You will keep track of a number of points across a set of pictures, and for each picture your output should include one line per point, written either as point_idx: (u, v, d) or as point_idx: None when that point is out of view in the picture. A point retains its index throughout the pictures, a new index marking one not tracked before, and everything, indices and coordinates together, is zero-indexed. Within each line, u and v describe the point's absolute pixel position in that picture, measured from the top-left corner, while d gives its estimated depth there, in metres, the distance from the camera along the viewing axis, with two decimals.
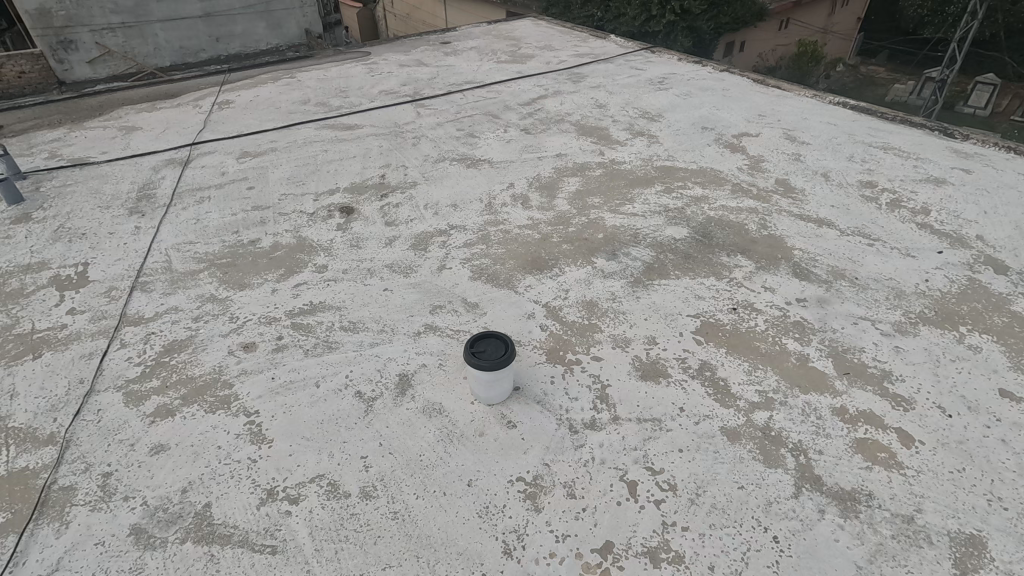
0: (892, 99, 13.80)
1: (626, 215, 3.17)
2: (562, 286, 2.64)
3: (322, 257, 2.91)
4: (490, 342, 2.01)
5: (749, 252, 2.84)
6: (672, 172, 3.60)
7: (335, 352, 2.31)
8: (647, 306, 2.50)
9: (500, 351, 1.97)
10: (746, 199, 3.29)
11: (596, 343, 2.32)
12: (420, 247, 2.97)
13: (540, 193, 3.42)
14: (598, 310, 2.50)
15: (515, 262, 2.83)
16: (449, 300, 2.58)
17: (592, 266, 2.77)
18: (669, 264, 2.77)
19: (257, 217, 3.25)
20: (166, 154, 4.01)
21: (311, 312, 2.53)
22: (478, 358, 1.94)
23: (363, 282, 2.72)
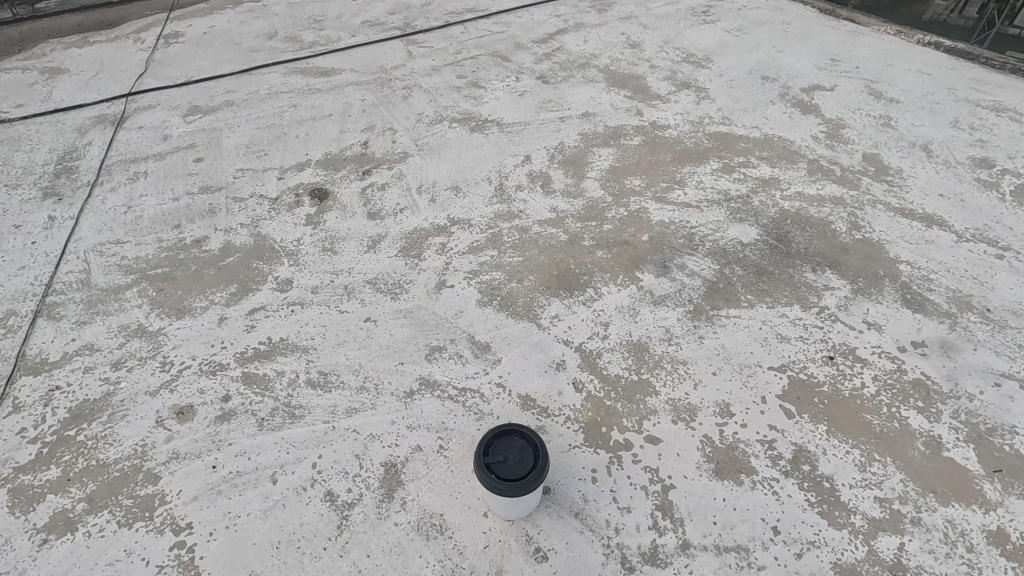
0: None
1: (675, 206, 2.48)
2: (599, 318, 2.01)
3: (286, 267, 2.25)
4: (511, 442, 1.41)
5: (841, 266, 2.18)
6: (729, 141, 2.85)
7: (299, 426, 1.72)
8: (714, 354, 1.89)
9: (528, 460, 1.37)
10: (827, 182, 2.58)
11: (650, 413, 1.72)
12: (413, 252, 2.30)
13: (563, 170, 2.70)
14: (649, 358, 1.88)
15: (536, 278, 2.18)
16: (451, 339, 1.96)
17: (636, 285, 2.13)
18: (736, 285, 2.13)
19: (204, 205, 2.56)
20: (95, 109, 3.22)
21: (269, 356, 1.92)
22: (494, 474, 1.35)
23: (338, 307, 2.08)
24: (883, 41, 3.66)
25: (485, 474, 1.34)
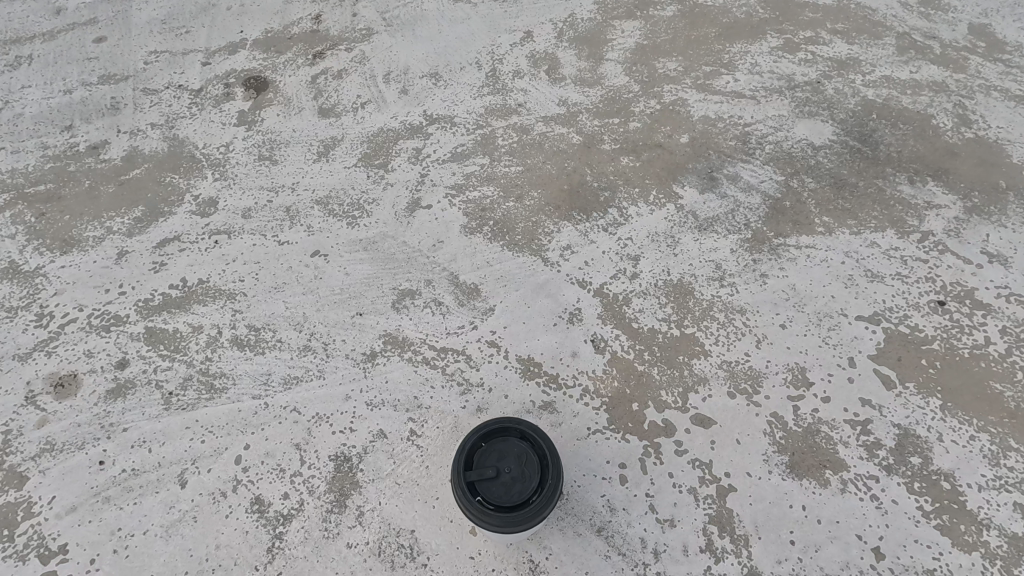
0: None
1: (722, 97, 1.88)
2: (625, 251, 1.51)
3: (209, 181, 1.70)
4: (508, 449, 1.01)
5: (948, 175, 1.63)
6: (791, 9, 2.18)
7: (220, 403, 1.27)
8: (780, 300, 1.40)
9: (532, 477, 0.98)
10: (924, 61, 1.95)
11: (697, 384, 1.27)
12: (377, 161, 1.74)
13: (575, 50, 2.06)
14: (693, 305, 1.40)
15: (541, 195, 1.64)
16: (427, 281, 1.47)
17: (674, 205, 1.60)
18: (809, 203, 1.59)
19: (104, 98, 1.95)
20: None
21: (183, 305, 1.43)
22: (481, 498, 0.97)
23: (277, 237, 1.56)
24: None
25: (468, 499, 0.97)
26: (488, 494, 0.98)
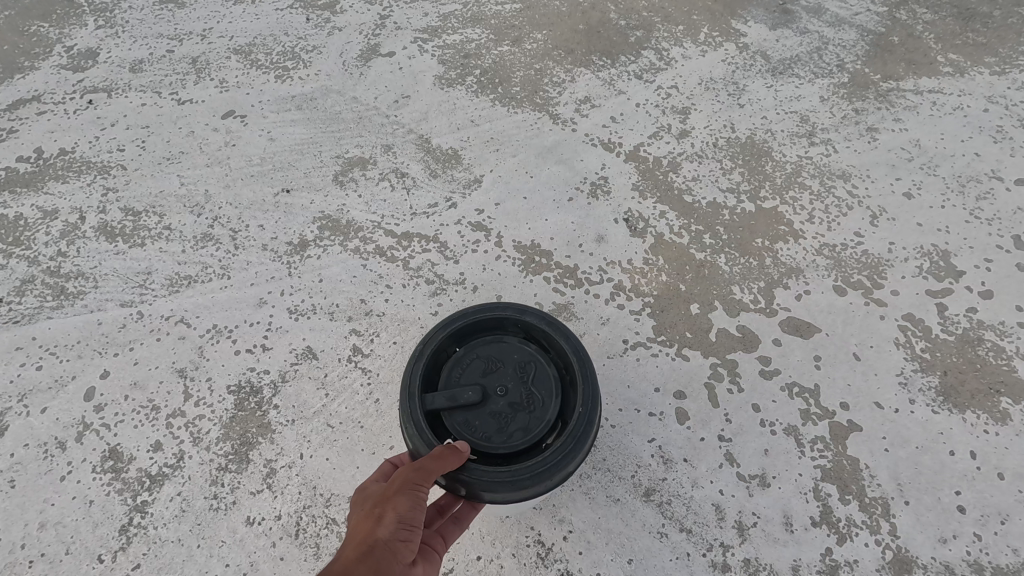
0: None
1: None
2: (667, 103, 1.05)
3: (89, 29, 1.24)
4: (502, 359, 0.64)
5: None
6: None
7: (71, 314, 0.85)
8: (899, 160, 0.96)
9: (543, 402, 0.61)
10: None
11: (787, 278, 0.84)
12: (320, 0, 1.27)
13: None
14: (772, 170, 0.95)
15: (546, 37, 1.18)
16: (386, 147, 1.03)
17: (734, 45, 1.14)
18: (926, 38, 1.13)
19: None
20: None
21: (33, 183, 0.99)
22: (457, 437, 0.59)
23: (175, 95, 1.11)
24: None
25: (434, 439, 0.58)
26: (470, 431, 0.60)
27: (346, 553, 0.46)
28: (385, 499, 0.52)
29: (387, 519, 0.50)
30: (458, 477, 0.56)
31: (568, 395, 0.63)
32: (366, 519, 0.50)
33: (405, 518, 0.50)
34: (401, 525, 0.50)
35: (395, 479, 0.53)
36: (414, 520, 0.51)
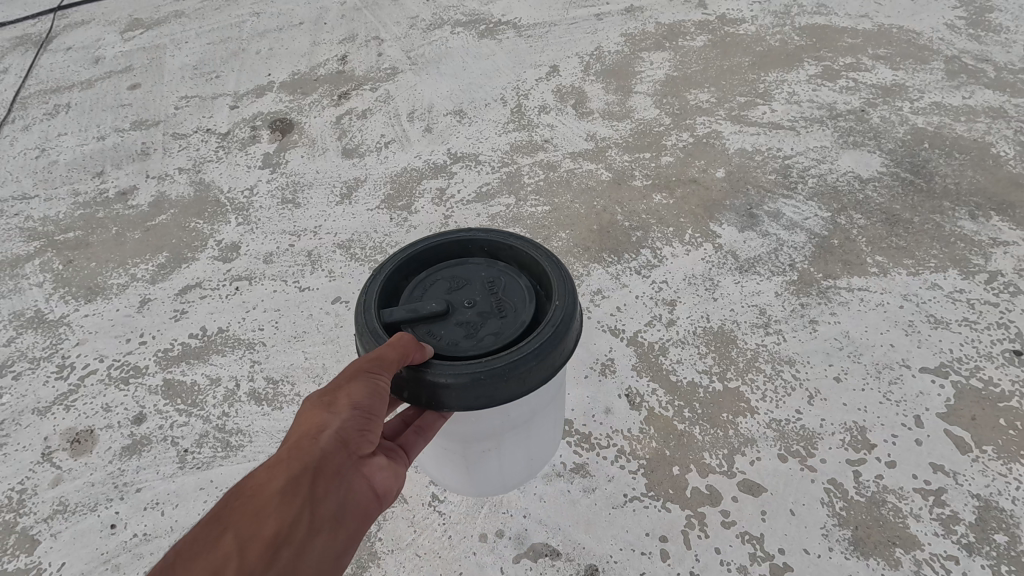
0: None
1: (760, 127, 1.80)
2: (660, 295, 1.41)
3: (233, 226, 1.69)
4: (470, 281, 0.97)
5: (1013, 208, 1.50)
6: (827, 35, 2.10)
7: (235, 461, 1.21)
8: (833, 347, 1.29)
9: (513, 309, 0.92)
10: (977, 86, 1.84)
11: (744, 445, 1.16)
12: (400, 202, 1.70)
13: (602, 83, 2.02)
14: (736, 355, 1.29)
15: (569, 236, 1.57)
16: None
17: (712, 244, 1.51)
18: (859, 241, 1.48)
19: (137, 143, 1.98)
20: (17, 28, 2.62)
21: (202, 355, 1.40)
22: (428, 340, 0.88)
23: (298, 283, 1.52)
24: None
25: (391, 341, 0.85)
26: (436, 335, 0.89)
27: (300, 444, 0.74)
28: (339, 392, 0.78)
29: (340, 412, 0.77)
30: (459, 375, 0.81)
31: (537, 305, 0.95)
32: (321, 413, 0.77)
33: (356, 408, 0.77)
34: (352, 416, 0.77)
35: (350, 371, 0.78)
36: (364, 408, 0.78)
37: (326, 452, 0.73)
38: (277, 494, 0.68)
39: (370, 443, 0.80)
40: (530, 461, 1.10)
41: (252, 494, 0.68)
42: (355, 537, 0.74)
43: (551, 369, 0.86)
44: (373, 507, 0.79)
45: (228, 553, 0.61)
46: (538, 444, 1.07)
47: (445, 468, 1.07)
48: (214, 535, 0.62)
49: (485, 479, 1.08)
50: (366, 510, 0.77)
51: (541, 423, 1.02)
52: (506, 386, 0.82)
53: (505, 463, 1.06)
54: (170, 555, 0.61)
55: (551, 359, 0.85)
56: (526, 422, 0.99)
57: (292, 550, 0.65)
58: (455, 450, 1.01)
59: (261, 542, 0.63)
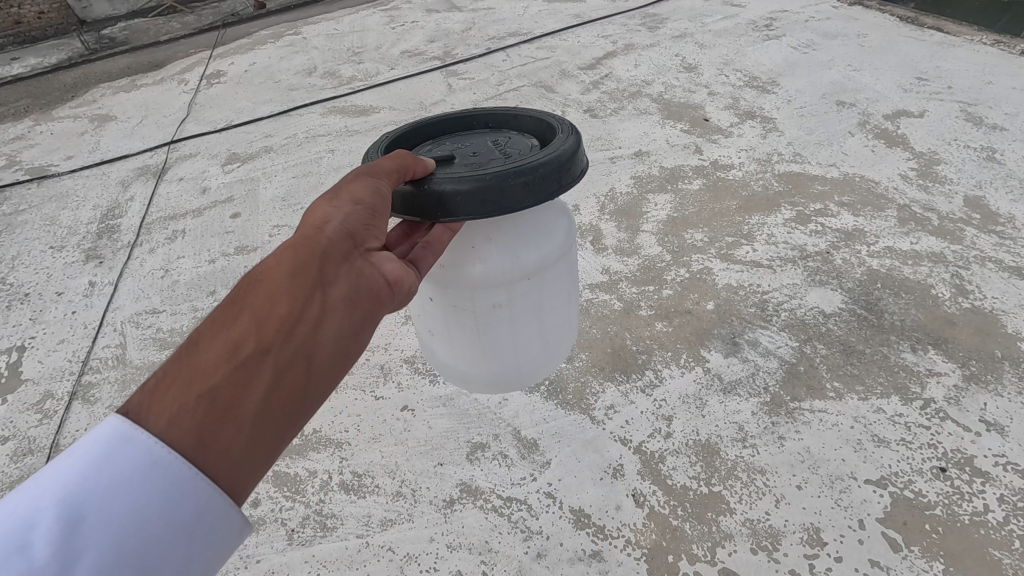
0: None
1: (744, 265, 2.22)
2: (660, 411, 1.79)
3: None
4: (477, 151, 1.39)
5: (946, 344, 1.87)
6: (801, 182, 2.56)
7: (331, 539, 1.58)
8: (796, 460, 1.64)
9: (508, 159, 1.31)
10: (923, 233, 2.26)
11: (724, 539, 1.49)
12: None
13: (615, 221, 2.48)
14: (720, 464, 1.65)
15: (588, 356, 1.97)
16: (495, 434, 1.79)
17: (703, 368, 1.89)
18: (821, 368, 1.85)
19: (241, 266, 2.47)
20: (139, 160, 3.23)
21: (302, 451, 1.80)
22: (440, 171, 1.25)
23: (373, 392, 1.94)
24: (975, 54, 3.26)
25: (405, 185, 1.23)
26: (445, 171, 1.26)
27: (306, 237, 1.06)
28: (342, 196, 1.12)
29: (346, 204, 1.11)
30: (464, 181, 1.16)
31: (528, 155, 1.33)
32: (325, 214, 1.10)
33: (357, 200, 1.11)
34: (353, 207, 1.11)
35: (351, 180, 1.14)
36: (365, 205, 1.12)
37: (330, 238, 1.07)
38: (290, 273, 1.00)
39: (373, 232, 1.13)
40: (535, 325, 1.51)
41: (269, 272, 1.01)
42: (361, 317, 1.07)
43: (557, 194, 1.22)
44: (384, 293, 1.12)
45: (253, 323, 0.94)
46: (541, 310, 1.48)
47: (468, 331, 1.48)
48: (242, 309, 0.96)
49: (501, 340, 1.49)
50: (375, 291, 1.10)
51: (542, 282, 1.43)
52: (516, 189, 1.16)
53: (514, 321, 1.46)
54: (216, 323, 0.95)
55: (553, 172, 1.21)
56: (531, 280, 1.41)
57: (304, 327, 0.99)
58: (476, 313, 1.42)
59: (277, 317, 0.96)
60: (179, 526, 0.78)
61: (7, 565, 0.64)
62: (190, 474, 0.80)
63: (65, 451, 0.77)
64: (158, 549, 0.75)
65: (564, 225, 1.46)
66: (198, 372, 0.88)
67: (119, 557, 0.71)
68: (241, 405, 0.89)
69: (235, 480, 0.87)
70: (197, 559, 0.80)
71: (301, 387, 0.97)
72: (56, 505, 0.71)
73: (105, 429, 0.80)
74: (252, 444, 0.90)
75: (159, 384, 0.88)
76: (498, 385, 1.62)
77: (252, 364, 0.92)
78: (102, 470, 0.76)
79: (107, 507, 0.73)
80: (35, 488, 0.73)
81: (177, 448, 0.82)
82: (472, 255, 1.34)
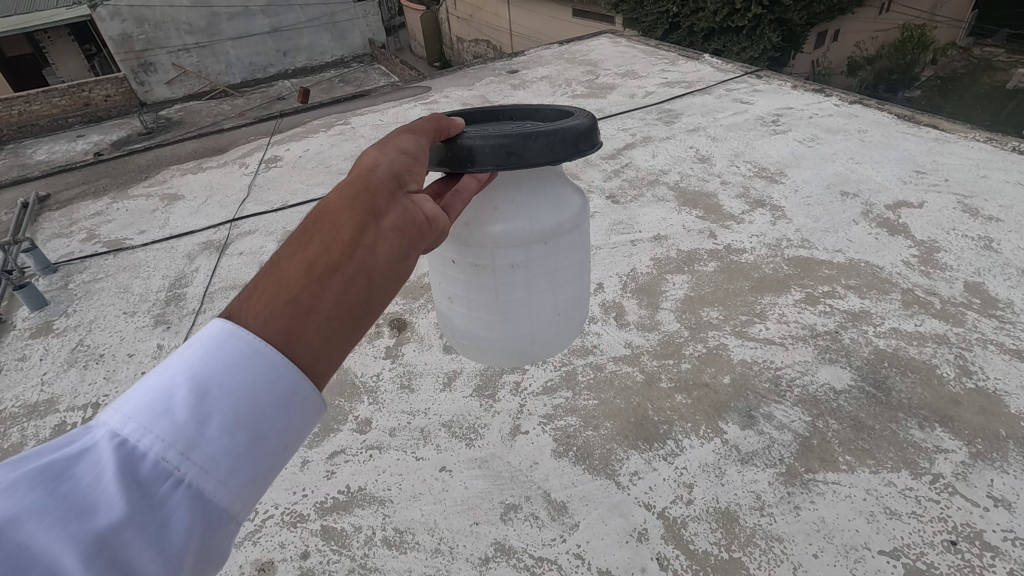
0: (1011, 106, 12.48)
1: (757, 342, 2.39)
2: (681, 478, 1.92)
3: (366, 405, 2.32)
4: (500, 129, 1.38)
5: (952, 422, 1.99)
6: (809, 266, 2.77)
7: None
8: (812, 529, 1.74)
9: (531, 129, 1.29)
10: (925, 316, 2.42)
11: None
12: (486, 391, 2.31)
13: (636, 299, 2.69)
14: (739, 531, 1.76)
15: (613, 425, 2.12)
16: (527, 496, 1.92)
17: (721, 439, 2.02)
18: (833, 442, 1.98)
19: None
20: (203, 235, 3.58)
21: (348, 507, 1.95)
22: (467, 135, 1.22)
23: (413, 453, 2.10)
24: (970, 150, 3.53)
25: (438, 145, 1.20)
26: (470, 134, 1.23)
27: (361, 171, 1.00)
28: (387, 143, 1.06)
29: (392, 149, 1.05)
30: (489, 136, 1.13)
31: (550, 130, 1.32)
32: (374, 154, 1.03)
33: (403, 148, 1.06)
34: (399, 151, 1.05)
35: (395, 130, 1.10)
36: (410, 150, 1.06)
37: (384, 177, 0.99)
38: (346, 201, 0.94)
39: (415, 175, 1.05)
40: (553, 296, 1.39)
41: (326, 202, 0.94)
42: (415, 242, 0.99)
43: (577, 158, 1.19)
44: (426, 228, 1.02)
45: (321, 245, 0.89)
46: (559, 279, 1.37)
47: (482, 298, 1.34)
48: (307, 231, 0.90)
49: (517, 307, 1.35)
50: (421, 224, 1.01)
51: (561, 246, 1.32)
52: (539, 145, 1.13)
53: (532, 287, 1.34)
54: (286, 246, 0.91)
55: (573, 136, 1.18)
56: (550, 244, 1.30)
57: (366, 248, 0.92)
58: (494, 275, 1.30)
59: (340, 239, 0.90)
60: (280, 400, 0.81)
61: (156, 425, 0.72)
62: (284, 365, 0.82)
63: (186, 342, 0.81)
64: (267, 419, 0.80)
65: (579, 196, 1.37)
66: (278, 282, 0.85)
67: (236, 420, 0.77)
68: (316, 313, 0.86)
69: (314, 376, 0.86)
70: (300, 429, 0.85)
71: (368, 301, 0.92)
72: (188, 380, 0.76)
73: (211, 328, 0.81)
74: (326, 351, 0.87)
75: (247, 296, 0.87)
76: (512, 358, 1.47)
77: (324, 279, 0.87)
78: (216, 356, 0.78)
79: (225, 383, 0.77)
80: (167, 368, 0.78)
81: (269, 342, 0.82)
82: (492, 213, 1.25)
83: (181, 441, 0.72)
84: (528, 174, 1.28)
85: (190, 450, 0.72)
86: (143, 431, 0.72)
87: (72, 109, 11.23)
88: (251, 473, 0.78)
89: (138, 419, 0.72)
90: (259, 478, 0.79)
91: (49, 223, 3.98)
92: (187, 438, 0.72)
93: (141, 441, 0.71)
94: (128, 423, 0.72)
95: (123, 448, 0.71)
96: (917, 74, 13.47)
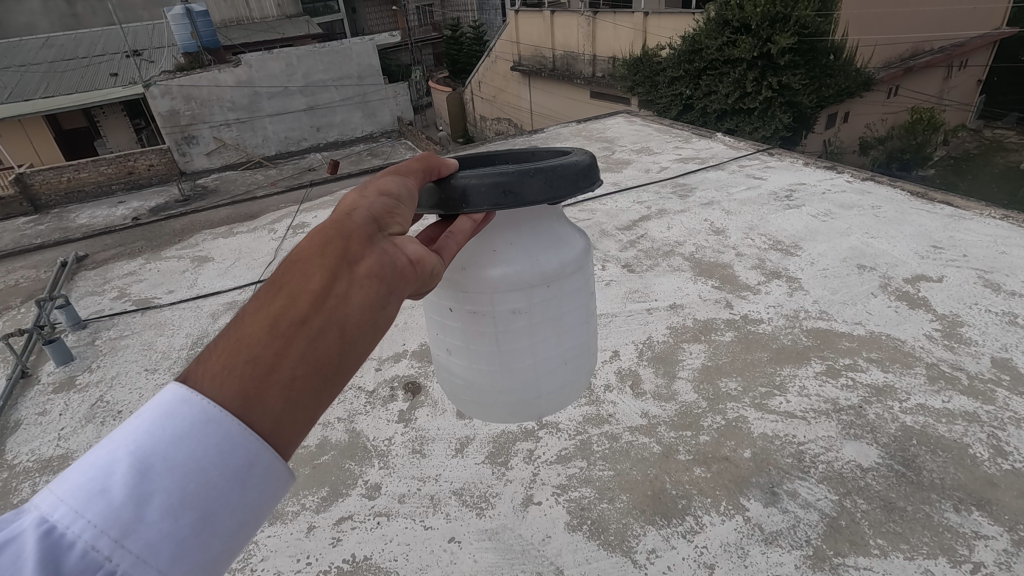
0: None
1: (778, 414, 2.33)
2: (701, 558, 1.82)
3: (376, 469, 2.28)
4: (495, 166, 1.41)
5: (990, 505, 1.88)
6: (830, 338, 2.73)
7: None
8: None
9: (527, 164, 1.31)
10: (953, 392, 2.35)
11: None
12: (499, 458, 2.26)
13: (653, 368, 2.67)
14: None
15: (629, 498, 2.04)
16: (538, 573, 1.84)
17: (742, 517, 1.93)
18: (862, 524, 1.88)
19: None
20: (229, 295, 3.69)
21: None
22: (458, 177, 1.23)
23: (423, 522, 2.04)
24: (988, 226, 3.54)
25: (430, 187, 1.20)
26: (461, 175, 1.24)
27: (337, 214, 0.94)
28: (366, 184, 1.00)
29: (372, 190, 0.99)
30: (486, 175, 1.15)
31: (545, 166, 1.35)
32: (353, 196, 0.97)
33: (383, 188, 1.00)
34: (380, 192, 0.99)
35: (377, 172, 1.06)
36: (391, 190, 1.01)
37: (361, 219, 0.93)
38: (317, 247, 0.87)
39: (398, 217, 0.99)
40: (557, 343, 1.39)
41: (296, 249, 0.87)
42: (396, 289, 0.91)
43: (576, 195, 1.22)
44: (409, 272, 0.94)
45: (286, 298, 0.82)
46: (564, 325, 1.38)
47: (483, 346, 1.34)
48: (275, 283, 0.84)
49: (519, 355, 1.35)
50: (403, 269, 0.93)
51: (562, 290, 1.34)
52: (534, 183, 1.15)
53: (534, 333, 1.34)
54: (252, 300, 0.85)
55: (571, 173, 1.21)
56: (552, 287, 1.32)
57: (337, 300, 0.85)
58: (495, 321, 1.30)
59: (308, 290, 0.83)
60: (233, 474, 0.73)
61: (90, 508, 0.65)
62: (239, 434, 0.74)
63: (137, 412, 0.74)
64: (220, 494, 0.72)
65: (582, 241, 1.41)
66: (238, 341, 0.79)
67: (182, 499, 0.69)
68: (280, 371, 0.79)
69: (276, 440, 0.79)
70: (261, 505, 0.77)
71: (341, 355, 0.85)
72: (131, 455, 0.69)
73: (163, 396, 0.75)
74: (291, 411, 0.79)
75: (210, 353, 0.80)
76: (515, 410, 1.44)
77: (290, 335, 0.80)
78: (165, 427, 0.72)
79: (171, 458, 0.70)
80: (110, 442, 0.71)
81: (224, 407, 0.75)
82: (491, 258, 1.27)
83: (116, 526, 0.64)
84: (526, 219, 1.32)
85: (125, 537, 0.64)
86: (74, 515, 0.64)
87: (117, 177, 11.88)
88: (197, 559, 0.70)
89: (71, 502, 0.65)
90: (207, 563, 0.71)
91: (84, 281, 4.15)
92: (123, 523, 0.65)
93: (71, 528, 0.63)
94: (59, 507, 0.64)
95: (51, 537, 0.63)
96: (930, 154, 13.75)
